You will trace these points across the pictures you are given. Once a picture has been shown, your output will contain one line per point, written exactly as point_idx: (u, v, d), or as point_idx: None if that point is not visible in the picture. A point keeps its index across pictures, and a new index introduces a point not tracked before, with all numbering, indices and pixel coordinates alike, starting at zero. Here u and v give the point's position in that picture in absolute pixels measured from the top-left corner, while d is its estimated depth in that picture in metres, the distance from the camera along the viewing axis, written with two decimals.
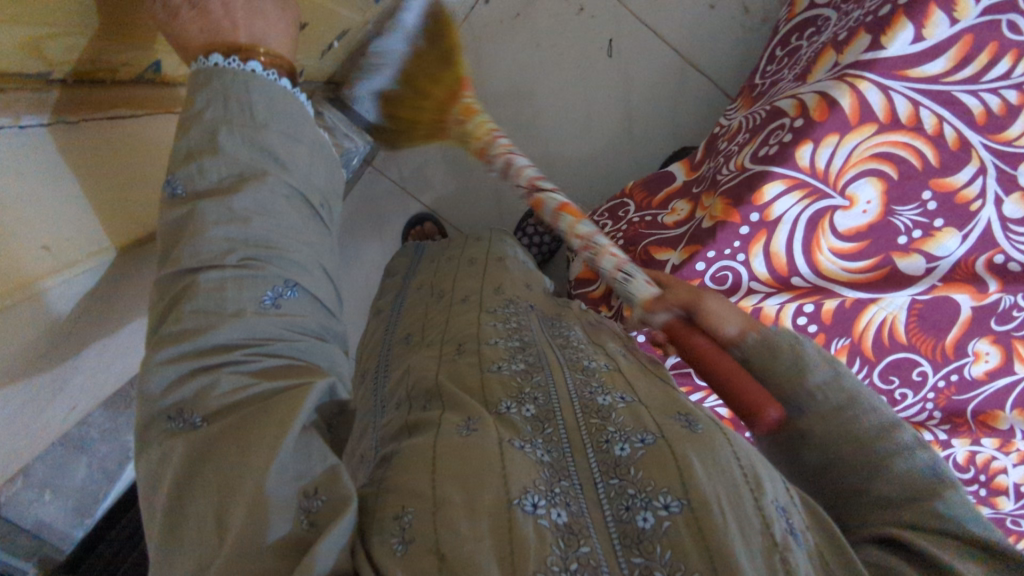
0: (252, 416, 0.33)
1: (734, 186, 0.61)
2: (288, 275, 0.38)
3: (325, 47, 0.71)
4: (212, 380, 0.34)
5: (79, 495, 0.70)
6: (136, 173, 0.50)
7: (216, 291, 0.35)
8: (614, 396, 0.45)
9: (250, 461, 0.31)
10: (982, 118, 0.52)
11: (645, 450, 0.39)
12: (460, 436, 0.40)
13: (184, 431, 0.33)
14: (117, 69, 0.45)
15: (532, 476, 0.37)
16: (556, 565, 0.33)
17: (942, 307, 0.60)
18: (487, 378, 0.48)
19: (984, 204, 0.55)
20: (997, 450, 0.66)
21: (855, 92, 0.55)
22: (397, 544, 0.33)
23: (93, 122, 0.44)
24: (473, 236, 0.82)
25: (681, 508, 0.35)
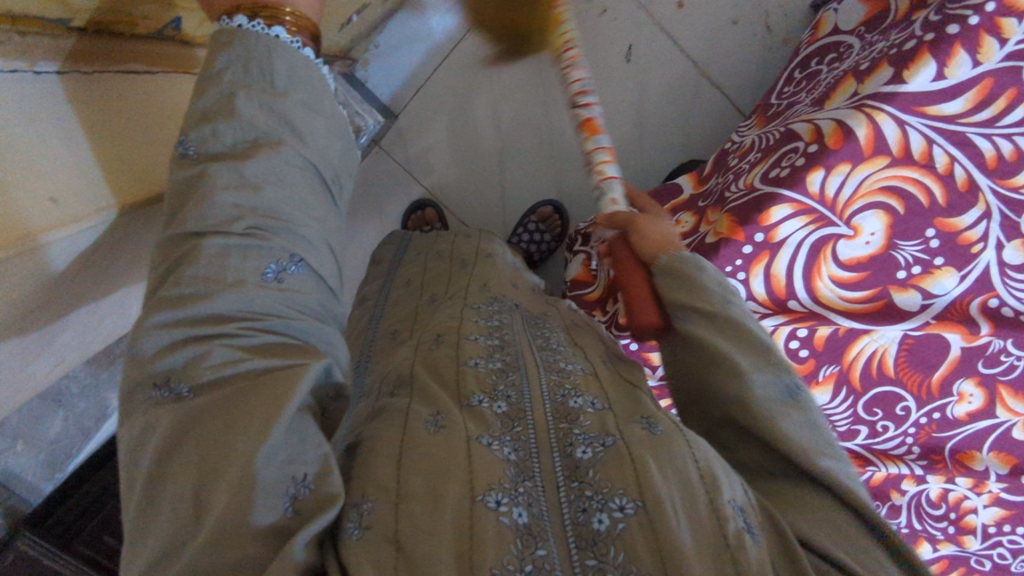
0: (243, 395, 0.32)
1: (742, 204, 0.61)
2: (294, 249, 0.37)
3: (345, 21, 0.70)
4: (203, 351, 0.33)
5: (52, 448, 0.71)
6: (145, 144, 0.50)
7: (219, 259, 0.34)
8: (586, 399, 0.44)
9: (235, 447, 0.31)
10: (992, 162, 0.53)
11: (605, 452, 0.39)
12: (427, 433, 0.39)
13: (170, 402, 0.32)
14: (135, 22, 0.45)
15: (498, 473, 0.37)
16: (511, 564, 0.33)
17: (933, 345, 0.60)
18: (463, 371, 0.48)
19: (985, 247, 0.55)
20: (970, 489, 0.68)
21: (872, 123, 0.55)
22: (352, 528, 0.34)
23: (105, 76, 0.44)
24: (463, 232, 0.81)
25: (636, 510, 0.35)
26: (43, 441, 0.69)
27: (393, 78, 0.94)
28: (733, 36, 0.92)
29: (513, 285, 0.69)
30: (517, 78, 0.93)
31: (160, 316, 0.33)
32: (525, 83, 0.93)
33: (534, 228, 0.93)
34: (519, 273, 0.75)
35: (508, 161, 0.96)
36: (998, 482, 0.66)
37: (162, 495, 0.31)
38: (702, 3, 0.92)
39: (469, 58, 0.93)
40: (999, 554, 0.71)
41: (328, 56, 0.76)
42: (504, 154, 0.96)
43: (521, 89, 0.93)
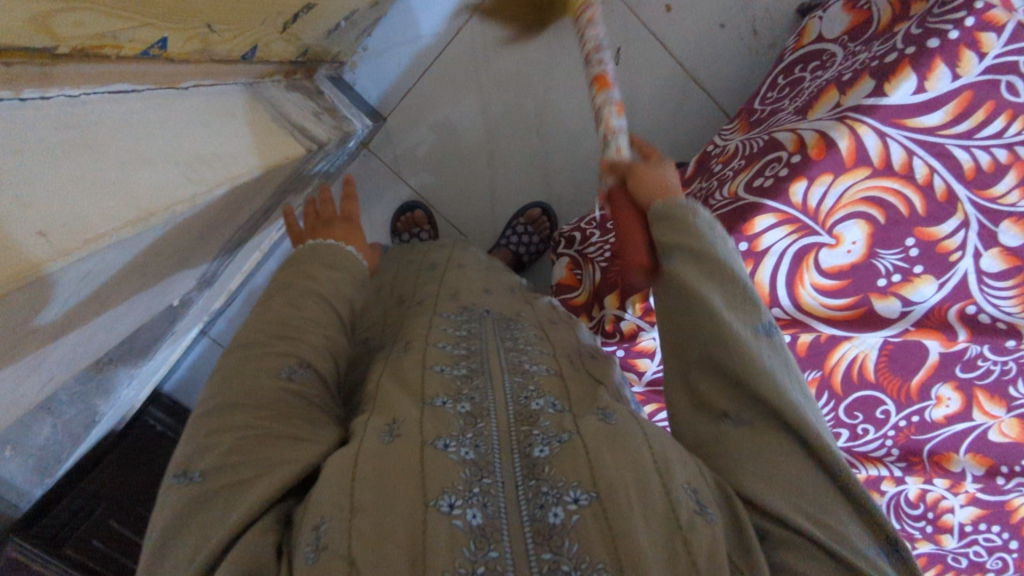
0: (240, 464, 0.40)
1: (726, 213, 0.62)
2: (303, 356, 0.47)
3: (333, 27, 0.68)
4: (211, 443, 0.41)
5: (41, 454, 0.69)
6: (227, 149, 0.43)
7: (240, 374, 0.45)
8: (547, 401, 0.46)
9: (227, 516, 0.38)
10: (970, 173, 0.53)
11: (561, 448, 0.40)
12: (381, 444, 0.41)
13: (185, 485, 0.40)
14: (188, 43, 0.41)
15: (451, 475, 0.39)
16: (462, 567, 0.34)
17: (914, 350, 0.62)
18: (427, 376, 0.49)
19: (963, 255, 0.56)
20: (947, 490, 0.70)
21: (853, 134, 0.55)
22: (309, 554, 0.35)
23: (145, 91, 0.39)
24: (437, 245, 0.83)
25: (589, 500, 0.37)
26: (31, 447, 0.68)
27: (381, 79, 0.94)
28: (720, 41, 0.93)
29: (486, 293, 0.69)
30: (506, 80, 0.93)
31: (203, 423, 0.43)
32: (514, 85, 0.93)
33: (523, 230, 0.94)
34: (494, 277, 0.75)
35: (496, 162, 0.96)
36: (974, 483, 0.69)
37: (168, 555, 0.38)
38: (689, 8, 0.92)
39: (460, 59, 0.93)
40: (975, 551, 0.74)
41: (315, 62, 0.75)
42: (492, 156, 0.96)
43: (511, 91, 0.94)
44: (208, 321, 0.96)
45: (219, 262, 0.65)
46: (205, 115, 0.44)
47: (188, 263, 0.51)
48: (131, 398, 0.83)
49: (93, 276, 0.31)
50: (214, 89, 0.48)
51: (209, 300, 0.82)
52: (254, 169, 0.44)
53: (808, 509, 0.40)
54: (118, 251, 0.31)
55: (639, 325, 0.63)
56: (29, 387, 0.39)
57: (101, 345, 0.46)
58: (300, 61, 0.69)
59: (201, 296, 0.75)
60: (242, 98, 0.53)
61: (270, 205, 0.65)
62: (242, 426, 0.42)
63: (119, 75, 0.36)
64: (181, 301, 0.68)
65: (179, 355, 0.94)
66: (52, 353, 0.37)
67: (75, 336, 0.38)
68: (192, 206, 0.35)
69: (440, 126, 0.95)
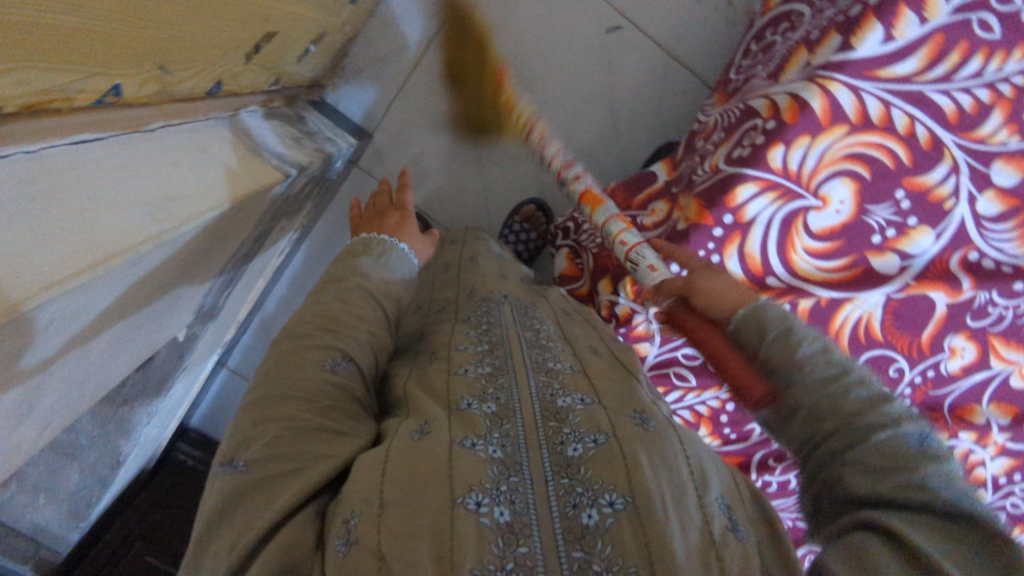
0: (282, 457, 0.42)
1: (709, 187, 0.60)
2: (348, 351, 0.51)
3: (302, 52, 0.69)
4: (258, 436, 0.44)
5: (73, 499, 0.71)
6: (199, 186, 0.44)
7: (282, 370, 0.48)
8: (575, 398, 0.47)
9: (272, 506, 0.40)
10: (954, 117, 0.53)
11: (597, 449, 0.42)
12: (413, 440, 0.43)
13: (230, 474, 0.42)
14: (145, 85, 0.42)
15: (479, 473, 0.40)
16: (490, 564, 0.35)
17: (916, 305, 0.60)
18: (453, 380, 0.50)
19: (957, 202, 0.55)
20: (975, 443, 0.67)
21: (826, 93, 0.54)
22: (341, 545, 0.37)
23: (108, 139, 0.40)
24: (450, 236, 0.85)
25: (625, 505, 0.38)
26: (64, 492, 0.70)
27: (362, 96, 0.94)
28: (697, 16, 0.92)
29: (501, 279, 0.70)
30: None
31: (240, 430, 0.45)
32: None
33: (519, 228, 0.94)
34: (508, 264, 0.76)
35: (488, 164, 0.97)
36: (1002, 433, 0.66)
37: (210, 548, 0.40)
38: None
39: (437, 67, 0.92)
40: (1013, 503, 0.71)
41: (291, 87, 0.76)
42: (482, 159, 0.97)
43: None
44: (224, 351, 0.98)
45: (220, 291, 0.67)
46: (174, 155, 0.45)
47: (183, 292, 0.52)
48: (156, 433, 0.85)
49: (65, 317, 0.32)
50: (185, 128, 0.50)
51: (218, 333, 0.85)
52: (224, 202, 0.45)
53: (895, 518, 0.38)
54: (76, 298, 0.32)
55: (632, 308, 0.65)
56: (31, 432, 0.40)
57: (105, 383, 0.48)
58: (274, 88, 0.70)
59: (209, 325, 0.77)
60: (214, 133, 0.53)
61: (264, 231, 0.66)
62: (289, 416, 0.44)
63: (78, 124, 0.37)
64: (186, 332, 0.70)
65: (198, 390, 0.97)
66: (39, 401, 0.37)
67: (62, 381, 0.39)
68: (160, 242, 0.36)
69: (431, 135, 0.95)
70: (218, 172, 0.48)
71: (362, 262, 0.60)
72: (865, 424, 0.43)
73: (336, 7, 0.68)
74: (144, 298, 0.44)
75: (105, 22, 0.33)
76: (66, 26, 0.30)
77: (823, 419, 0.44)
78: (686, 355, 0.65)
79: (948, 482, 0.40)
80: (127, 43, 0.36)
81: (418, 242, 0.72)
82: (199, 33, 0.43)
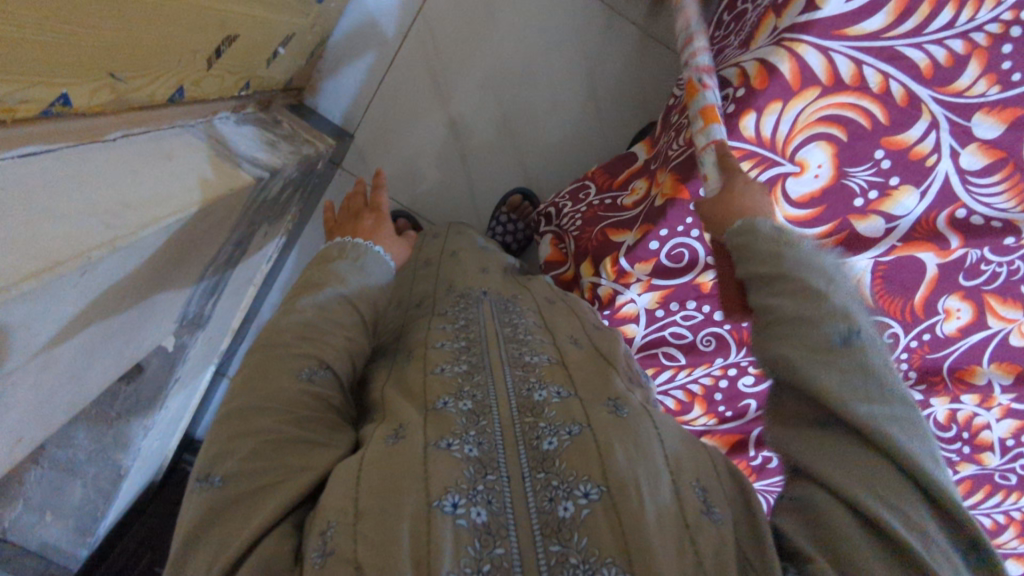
0: (258, 469, 0.40)
1: (682, 161, 0.57)
2: (320, 358, 0.49)
3: (271, 55, 0.69)
4: (228, 450, 0.41)
5: (77, 514, 0.73)
6: (158, 192, 0.44)
7: (252, 376, 0.46)
8: (550, 390, 0.46)
9: (250, 522, 0.38)
10: (928, 71, 0.51)
11: (571, 441, 0.41)
12: (387, 447, 0.41)
13: (206, 489, 0.40)
14: (94, 91, 0.42)
15: (454, 474, 0.38)
16: (468, 567, 0.34)
17: (907, 267, 0.59)
18: (429, 381, 0.48)
19: (940, 158, 0.53)
20: (979, 406, 0.66)
21: (794, 56, 0.52)
22: (317, 557, 0.35)
23: (62, 150, 0.40)
24: (436, 230, 0.85)
25: (600, 495, 0.37)
26: (67, 508, 0.72)
27: (341, 97, 0.94)
28: None
29: (483, 272, 0.69)
30: (466, 77, 0.93)
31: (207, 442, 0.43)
32: (475, 79, 0.93)
33: (506, 219, 0.93)
34: (491, 256, 0.76)
35: (471, 157, 0.97)
36: (1006, 394, 0.65)
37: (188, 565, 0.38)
38: None
39: (414, 65, 0.92)
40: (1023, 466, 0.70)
41: (264, 91, 0.76)
42: (466, 153, 0.97)
43: (474, 86, 0.93)
44: (220, 362, 0.99)
45: (203, 300, 0.68)
46: (133, 162, 0.45)
47: (154, 302, 0.52)
48: (160, 446, 0.87)
49: (15, 326, 0.32)
50: (148, 136, 0.50)
51: (212, 343, 0.87)
52: (187, 206, 0.45)
53: (847, 465, 0.36)
54: (30, 304, 0.32)
55: (615, 289, 0.64)
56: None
57: (73, 394, 0.47)
58: (245, 94, 0.70)
59: (198, 334, 0.77)
60: (179, 139, 0.53)
61: (241, 237, 0.66)
62: (264, 428, 0.42)
63: (26, 136, 0.37)
64: (174, 342, 0.71)
65: (198, 404, 0.98)
66: (8, 408, 0.38)
67: (31, 389, 0.40)
68: (113, 249, 0.36)
69: (413, 133, 0.95)
70: (181, 176, 0.48)
71: (336, 266, 0.59)
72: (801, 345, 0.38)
73: (302, 9, 0.68)
74: (110, 307, 0.44)
75: (48, 32, 0.33)
76: (12, 37, 0.31)
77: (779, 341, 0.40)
78: (673, 334, 0.65)
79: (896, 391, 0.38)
80: (70, 50, 0.36)
81: (393, 246, 0.72)
82: (152, 39, 0.43)
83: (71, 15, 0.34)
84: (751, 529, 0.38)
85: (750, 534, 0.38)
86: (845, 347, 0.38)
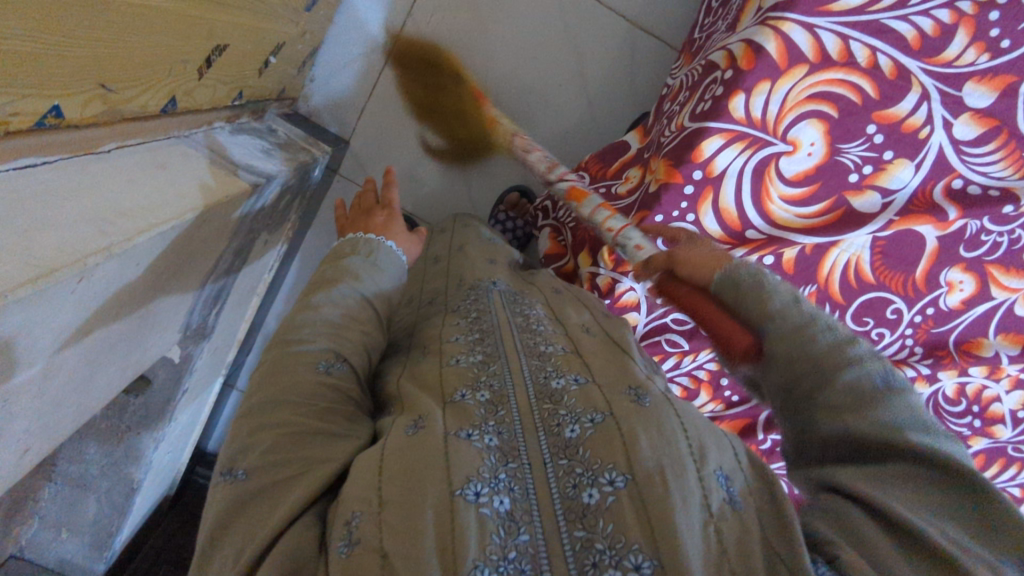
0: (281, 463, 0.40)
1: (675, 146, 0.59)
2: (337, 351, 0.49)
3: (262, 64, 0.70)
4: (250, 443, 0.41)
5: (93, 530, 0.75)
6: (160, 202, 0.44)
7: (269, 372, 0.47)
8: (568, 378, 0.46)
9: (274, 515, 0.38)
10: (916, 42, 0.52)
11: (594, 428, 0.40)
12: (407, 436, 0.40)
13: (229, 483, 0.40)
14: (87, 104, 0.43)
15: (476, 463, 0.38)
16: (494, 554, 0.34)
17: (906, 241, 0.59)
18: (445, 372, 0.48)
19: (933, 129, 0.53)
20: (987, 377, 0.66)
21: (779, 34, 0.53)
22: (342, 547, 0.35)
23: (54, 163, 0.41)
24: (438, 229, 0.86)
25: (625, 483, 0.37)
26: (81, 524, 0.74)
27: (336, 105, 0.94)
28: None
29: (487, 267, 0.70)
30: None
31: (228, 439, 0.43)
32: None
33: (505, 216, 0.94)
34: (494, 249, 0.76)
35: (468, 158, 0.98)
36: (1014, 364, 0.65)
37: (215, 555, 0.38)
38: None
39: (407, 69, 0.93)
40: None
41: (257, 101, 0.77)
42: (462, 153, 0.98)
43: None
44: (229, 371, 0.99)
45: (207, 308, 0.69)
46: (130, 172, 0.46)
47: (156, 308, 0.53)
48: (172, 458, 0.88)
49: (17, 334, 0.33)
50: (140, 147, 0.50)
51: (218, 354, 0.88)
52: (185, 213, 0.45)
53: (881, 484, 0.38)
54: (30, 312, 0.33)
55: (614, 277, 0.65)
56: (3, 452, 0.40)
57: (79, 401, 0.48)
58: (239, 103, 0.71)
59: (205, 343, 0.78)
60: (172, 149, 0.54)
61: (242, 244, 0.67)
62: (284, 422, 0.42)
63: (22, 151, 0.38)
64: (179, 353, 0.72)
65: (210, 413, 0.99)
66: (10, 422, 0.39)
67: (31, 402, 0.40)
68: (108, 255, 0.37)
69: (409, 137, 0.96)
70: (176, 184, 0.48)
71: (349, 263, 0.59)
72: (824, 375, 0.43)
73: (291, 17, 0.69)
74: (112, 313, 0.44)
75: (38, 43, 0.34)
76: (3, 46, 0.32)
77: (793, 370, 0.44)
78: (676, 319, 0.66)
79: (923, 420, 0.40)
80: (62, 63, 0.37)
81: (408, 241, 0.71)
82: (141, 51, 0.44)
83: (60, 26, 0.35)
84: (777, 515, 0.38)
85: (773, 521, 0.37)
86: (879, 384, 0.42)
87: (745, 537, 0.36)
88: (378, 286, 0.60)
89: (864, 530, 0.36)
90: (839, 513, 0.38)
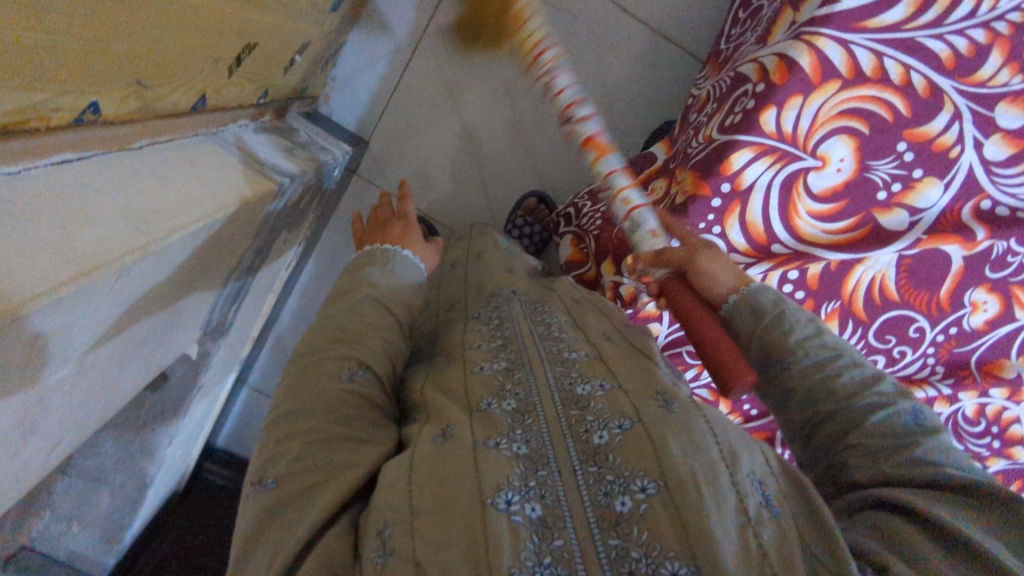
0: (308, 472, 0.40)
1: (702, 158, 0.59)
2: (359, 358, 0.48)
3: (287, 64, 0.70)
4: (277, 455, 0.41)
5: (104, 523, 0.74)
6: (191, 199, 0.45)
7: (294, 381, 0.47)
8: (594, 385, 0.45)
9: (300, 524, 0.37)
10: (950, 62, 0.51)
11: (623, 435, 0.40)
12: (436, 445, 0.40)
13: (260, 493, 0.40)
14: (126, 99, 0.43)
15: (506, 472, 0.37)
16: (529, 561, 0.33)
17: (932, 261, 0.59)
18: (470, 380, 0.47)
19: (964, 149, 0.53)
20: (1007, 399, 0.65)
21: (813, 50, 0.53)
22: (377, 558, 0.35)
23: (88, 159, 0.41)
24: (456, 235, 0.85)
25: (657, 490, 0.36)
26: (94, 518, 0.73)
27: (355, 105, 0.94)
28: None
29: (508, 273, 0.69)
30: (481, 83, 0.93)
31: (256, 450, 0.43)
32: (489, 84, 0.94)
33: (523, 220, 0.94)
34: (514, 257, 0.76)
35: (485, 162, 0.98)
36: None
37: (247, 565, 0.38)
38: None
39: (428, 71, 0.93)
40: None
41: (280, 100, 0.77)
42: (480, 156, 0.97)
43: (488, 90, 0.94)
44: (241, 369, 0.99)
45: (227, 307, 0.69)
46: (161, 169, 0.46)
47: (183, 306, 0.53)
48: (183, 453, 0.87)
49: (55, 331, 0.33)
50: (171, 144, 0.50)
51: (233, 350, 0.87)
52: (215, 212, 0.45)
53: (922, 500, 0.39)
54: (71, 309, 0.33)
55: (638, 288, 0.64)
56: (35, 449, 0.40)
57: (105, 398, 0.48)
58: (262, 103, 0.71)
59: (221, 341, 0.78)
60: (201, 148, 0.54)
61: (264, 243, 0.67)
62: (308, 431, 0.42)
63: (61, 145, 0.38)
64: (196, 350, 0.72)
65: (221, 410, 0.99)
66: (42, 421, 0.39)
67: (63, 400, 0.40)
68: (145, 253, 0.37)
69: (428, 139, 0.96)
70: (206, 184, 0.48)
71: (369, 273, 0.60)
72: (861, 408, 0.46)
73: (318, 17, 0.69)
74: (143, 312, 0.44)
75: (81, 40, 0.34)
76: (52, 43, 0.32)
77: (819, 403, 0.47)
78: None
79: (956, 459, 0.43)
80: (106, 58, 0.37)
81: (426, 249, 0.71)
82: (177, 49, 0.44)
83: (107, 23, 0.35)
84: (810, 521, 0.38)
85: (812, 529, 0.38)
86: (911, 422, 0.45)
87: (785, 550, 0.35)
88: (394, 288, 0.60)
89: (909, 536, 0.37)
90: (884, 524, 0.39)
